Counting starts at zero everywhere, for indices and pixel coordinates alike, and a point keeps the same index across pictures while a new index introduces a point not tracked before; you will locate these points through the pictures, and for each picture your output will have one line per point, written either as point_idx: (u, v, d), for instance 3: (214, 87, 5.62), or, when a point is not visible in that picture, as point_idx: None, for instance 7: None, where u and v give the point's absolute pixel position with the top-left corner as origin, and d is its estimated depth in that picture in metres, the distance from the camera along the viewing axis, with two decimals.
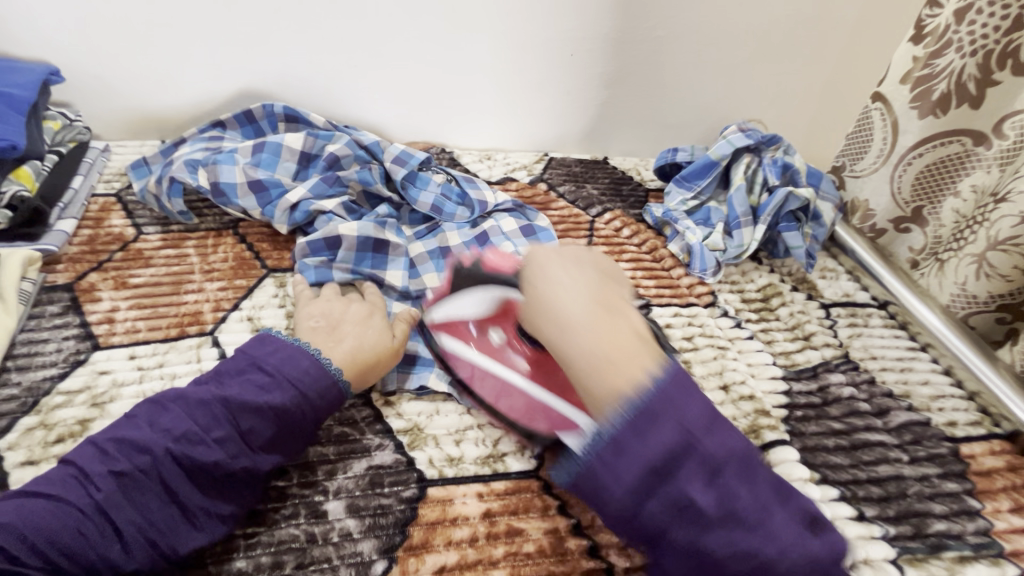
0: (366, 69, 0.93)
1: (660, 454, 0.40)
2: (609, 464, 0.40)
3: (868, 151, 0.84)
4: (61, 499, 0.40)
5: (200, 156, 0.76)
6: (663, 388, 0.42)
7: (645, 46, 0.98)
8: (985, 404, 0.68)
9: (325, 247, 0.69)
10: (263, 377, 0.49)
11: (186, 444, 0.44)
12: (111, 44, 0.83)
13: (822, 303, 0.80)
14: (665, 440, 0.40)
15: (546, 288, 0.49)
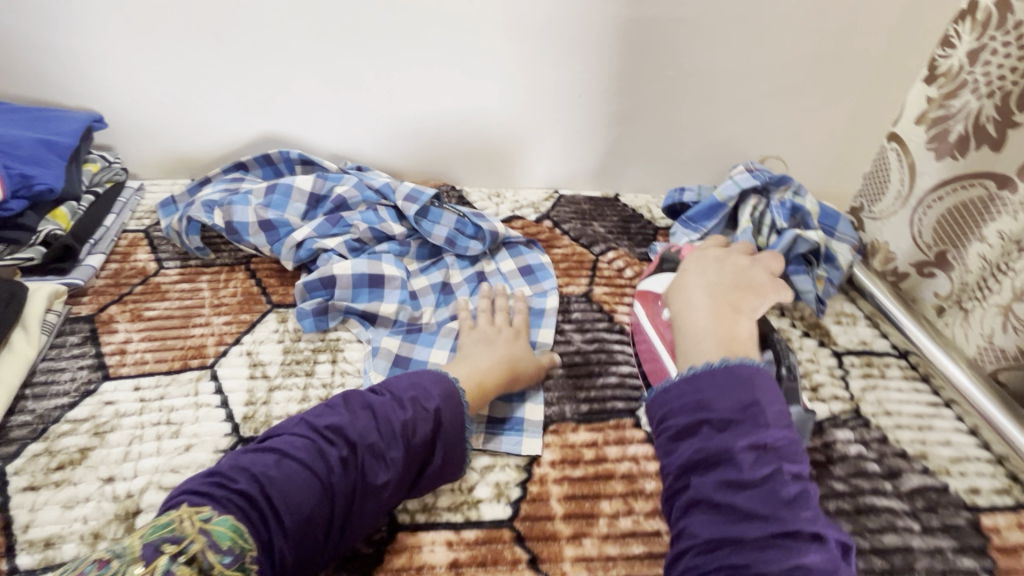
0: (381, 112, 0.98)
1: (742, 410, 0.46)
2: (679, 400, 0.49)
3: (884, 195, 0.81)
4: (297, 464, 0.46)
5: (218, 197, 0.80)
6: (758, 368, 0.49)
7: (653, 87, 0.99)
8: (1014, 469, 0.63)
9: (321, 286, 0.71)
10: (441, 410, 0.53)
11: (373, 453, 0.49)
12: (150, 93, 0.91)
13: (835, 350, 0.76)
14: (737, 420, 0.46)
15: (679, 288, 0.63)
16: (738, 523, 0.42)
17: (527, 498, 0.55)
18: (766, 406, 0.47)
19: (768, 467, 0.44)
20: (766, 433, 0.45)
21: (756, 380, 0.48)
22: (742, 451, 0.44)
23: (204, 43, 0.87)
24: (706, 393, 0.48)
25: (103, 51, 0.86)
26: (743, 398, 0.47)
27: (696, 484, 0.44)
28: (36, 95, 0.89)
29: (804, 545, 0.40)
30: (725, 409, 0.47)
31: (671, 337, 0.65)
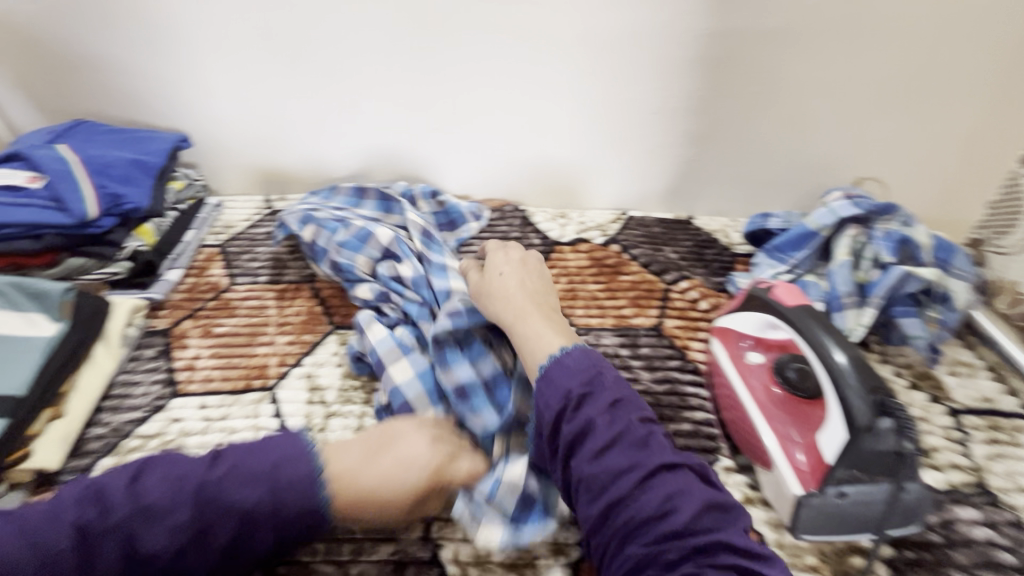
0: (448, 131, 0.97)
1: (585, 384, 0.45)
2: (551, 397, 0.45)
3: (1016, 226, 0.73)
4: (72, 522, 0.39)
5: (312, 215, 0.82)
6: (582, 353, 0.48)
7: (735, 104, 0.91)
8: None
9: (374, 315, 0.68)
10: (264, 472, 0.43)
11: (209, 495, 0.41)
12: (231, 114, 0.95)
13: (951, 407, 0.66)
14: (617, 401, 0.44)
15: (497, 280, 0.62)
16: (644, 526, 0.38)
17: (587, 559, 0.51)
18: (605, 385, 0.45)
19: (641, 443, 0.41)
20: (627, 405, 0.44)
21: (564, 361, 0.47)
22: (600, 419, 0.42)
23: (283, 66, 0.90)
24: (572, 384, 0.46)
25: (192, 74, 0.91)
26: (590, 381, 0.45)
27: (587, 498, 0.41)
28: (132, 117, 0.95)
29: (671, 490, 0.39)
30: (572, 387, 0.45)
31: (759, 387, 0.59)
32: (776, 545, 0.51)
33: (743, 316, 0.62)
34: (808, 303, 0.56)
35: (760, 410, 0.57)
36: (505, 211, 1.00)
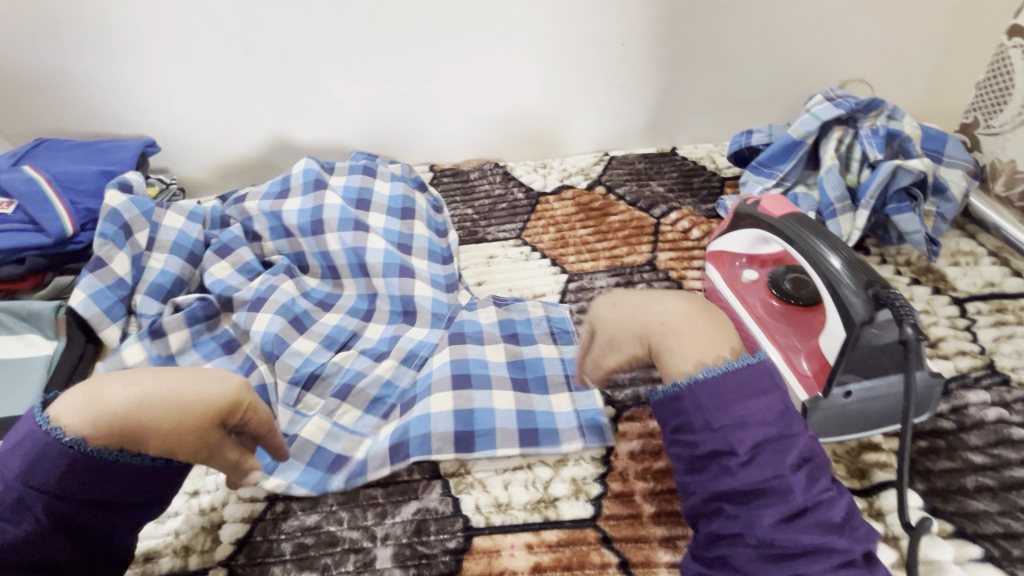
0: (414, 96, 0.94)
1: (780, 403, 0.37)
2: (726, 403, 0.37)
3: (1006, 104, 0.69)
4: None
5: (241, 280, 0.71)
6: (764, 364, 0.38)
7: (704, 21, 0.88)
8: None
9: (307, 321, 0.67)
10: None
11: None
12: (193, 111, 0.92)
13: (955, 297, 0.65)
14: (743, 434, 0.36)
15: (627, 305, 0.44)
16: (774, 565, 0.35)
17: (610, 494, 0.51)
18: (723, 409, 0.37)
19: (774, 467, 0.35)
20: (752, 433, 0.36)
21: (732, 380, 0.38)
22: (750, 433, 0.36)
23: (233, 50, 0.86)
24: (712, 407, 0.37)
25: (143, 74, 0.87)
26: (708, 402, 0.37)
27: (734, 514, 0.36)
28: (95, 128, 0.93)
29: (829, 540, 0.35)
30: (703, 431, 0.38)
31: (757, 303, 0.58)
32: None
33: (734, 234, 0.60)
34: (795, 211, 0.55)
35: (761, 324, 0.56)
36: (486, 169, 0.98)
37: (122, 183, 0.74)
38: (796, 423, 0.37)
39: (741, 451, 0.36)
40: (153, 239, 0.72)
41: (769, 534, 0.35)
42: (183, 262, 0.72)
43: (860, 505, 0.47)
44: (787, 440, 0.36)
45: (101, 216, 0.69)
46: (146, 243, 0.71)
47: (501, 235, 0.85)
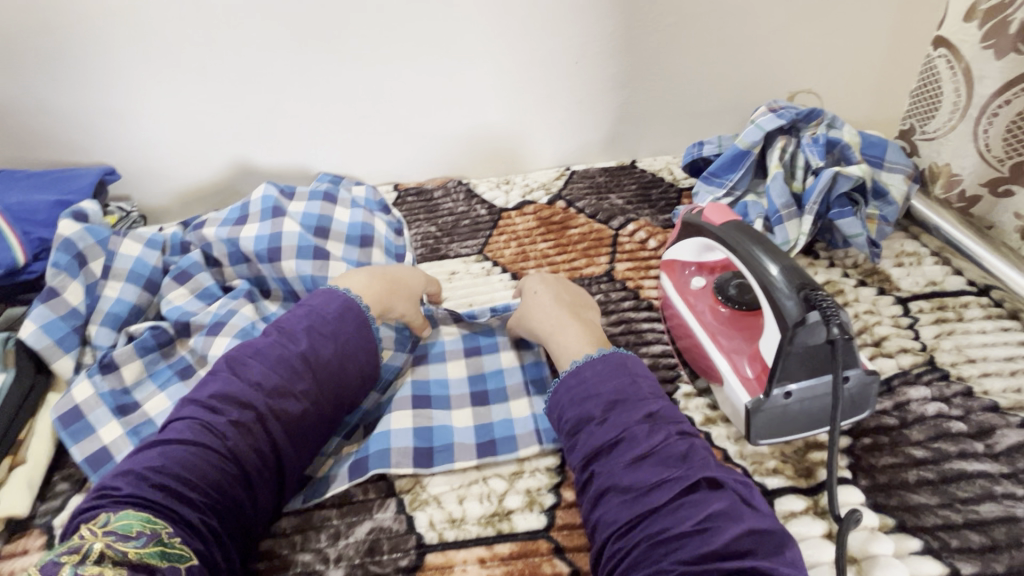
0: (375, 117, 0.95)
1: (622, 378, 0.50)
2: (581, 386, 0.50)
3: (937, 111, 0.71)
4: None
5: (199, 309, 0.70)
6: (612, 353, 0.52)
7: (653, 38, 0.91)
8: None
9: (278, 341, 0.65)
10: None
11: None
12: (154, 138, 0.93)
13: (898, 297, 0.67)
14: (598, 404, 0.48)
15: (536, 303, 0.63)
16: (637, 502, 0.42)
17: (563, 504, 0.51)
18: (584, 386, 0.50)
19: (620, 424, 0.46)
20: (607, 397, 0.48)
21: (586, 369, 0.51)
22: (601, 402, 0.48)
23: (192, 77, 0.87)
24: (575, 390, 0.51)
25: (101, 103, 0.88)
26: (575, 385, 0.51)
27: (603, 472, 0.45)
28: (54, 158, 0.93)
29: (672, 470, 0.43)
30: (568, 411, 0.50)
31: (705, 310, 0.59)
32: (739, 456, 0.53)
33: (680, 243, 0.62)
34: (736, 219, 0.56)
35: (706, 329, 0.57)
36: (450, 186, 0.99)
37: (78, 212, 0.73)
38: (646, 392, 0.49)
39: (595, 413, 0.48)
40: (109, 267, 0.71)
41: (627, 479, 0.43)
42: (140, 290, 0.71)
43: (805, 504, 0.48)
44: (632, 403, 0.48)
45: (54, 246, 0.68)
46: (101, 272, 0.70)
47: (463, 251, 0.86)
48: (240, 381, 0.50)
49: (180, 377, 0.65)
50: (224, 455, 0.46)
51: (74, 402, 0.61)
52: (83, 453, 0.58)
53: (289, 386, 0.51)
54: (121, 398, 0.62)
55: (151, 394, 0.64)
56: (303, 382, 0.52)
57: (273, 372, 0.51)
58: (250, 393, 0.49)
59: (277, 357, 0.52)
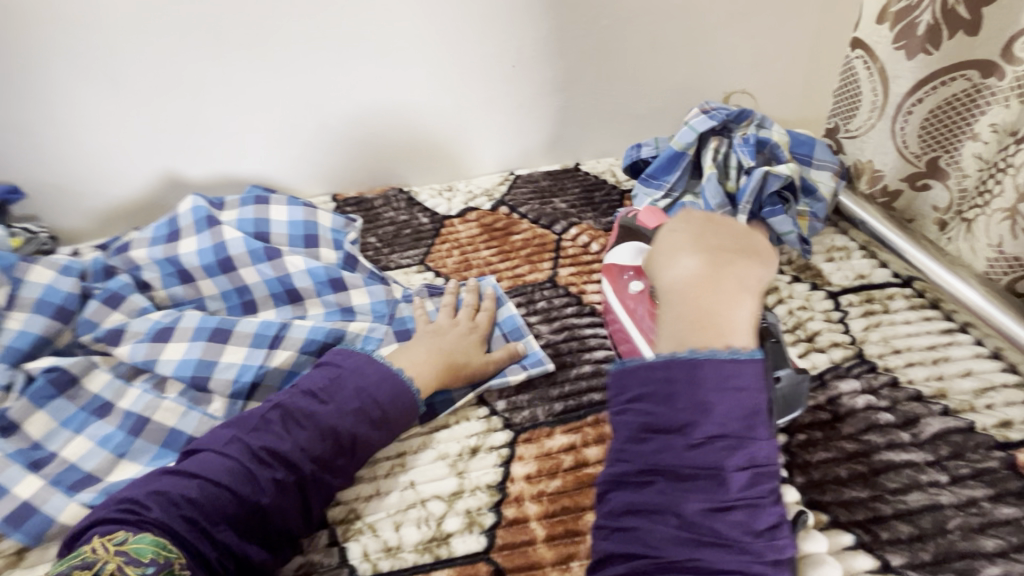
0: (307, 124, 0.91)
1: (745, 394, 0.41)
2: (695, 382, 0.41)
3: (857, 111, 0.74)
4: None
5: (119, 336, 0.65)
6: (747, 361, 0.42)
7: (588, 40, 0.90)
8: (1014, 361, 0.59)
9: (206, 361, 0.62)
10: None
11: None
12: (59, 153, 0.85)
13: (830, 291, 0.69)
14: (701, 420, 0.40)
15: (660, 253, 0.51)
16: (690, 545, 0.37)
17: (503, 523, 0.49)
18: (692, 392, 0.41)
19: (716, 458, 0.39)
20: (713, 422, 0.39)
21: (707, 367, 0.41)
22: (708, 420, 0.40)
23: (101, 88, 0.81)
24: (660, 393, 0.41)
25: None
26: (675, 385, 0.41)
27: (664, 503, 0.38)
28: None
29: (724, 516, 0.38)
30: (653, 404, 0.41)
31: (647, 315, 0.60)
32: None
33: (618, 250, 0.65)
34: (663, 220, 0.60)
35: (639, 329, 0.60)
36: (390, 195, 0.96)
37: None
38: (759, 425, 0.40)
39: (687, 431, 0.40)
40: (13, 297, 0.65)
41: (697, 523, 0.37)
42: (49, 319, 0.66)
43: None
44: (743, 439, 0.39)
45: None
46: (6, 302, 0.65)
47: (403, 262, 0.83)
48: (283, 437, 0.49)
49: (99, 415, 0.61)
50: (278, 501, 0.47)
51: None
52: None
53: (372, 426, 0.52)
54: (32, 452, 0.57)
55: (67, 439, 0.59)
56: (361, 433, 0.52)
57: (318, 439, 0.50)
58: (344, 417, 0.51)
59: (327, 424, 0.51)
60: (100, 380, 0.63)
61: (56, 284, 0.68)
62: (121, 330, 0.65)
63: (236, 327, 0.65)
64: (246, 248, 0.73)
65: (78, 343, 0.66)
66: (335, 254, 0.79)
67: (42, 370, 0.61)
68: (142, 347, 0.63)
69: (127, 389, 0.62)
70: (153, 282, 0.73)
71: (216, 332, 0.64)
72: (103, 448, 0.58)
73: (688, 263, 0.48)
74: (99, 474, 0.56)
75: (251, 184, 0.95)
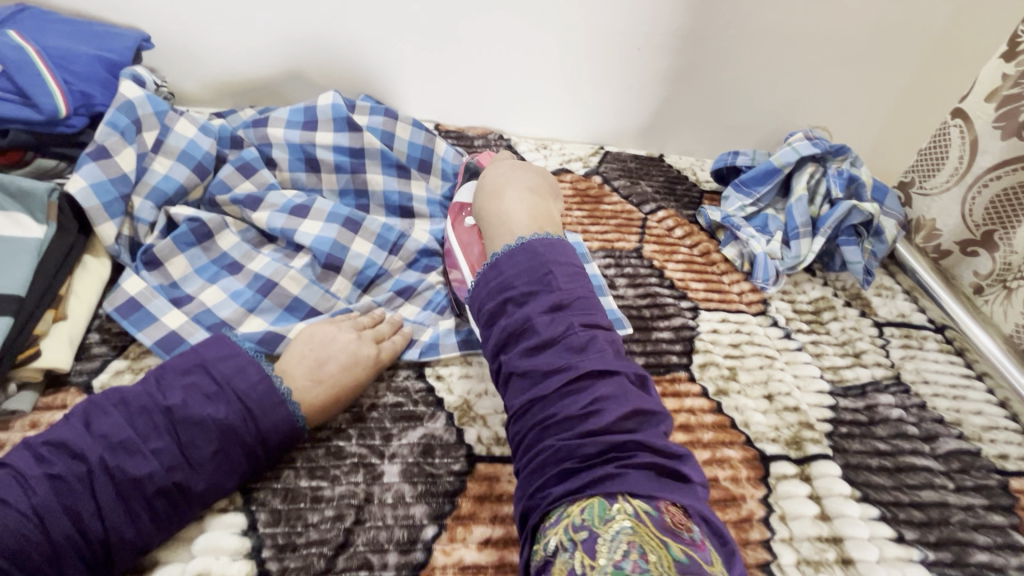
0: (432, 52, 0.94)
1: (540, 282, 0.54)
2: (489, 281, 0.57)
3: (938, 172, 0.82)
4: None
5: (257, 205, 0.69)
6: (548, 244, 0.58)
7: (712, 45, 0.96)
8: (1016, 412, 0.70)
9: (335, 246, 0.67)
10: None
11: None
12: (197, 15, 0.87)
13: (876, 321, 0.79)
14: (519, 299, 0.54)
15: (499, 176, 0.71)
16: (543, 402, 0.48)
17: None
18: (510, 281, 0.55)
19: (550, 330, 0.51)
20: (545, 294, 0.53)
21: (519, 252, 0.57)
22: (536, 317, 0.52)
23: None
24: (492, 283, 0.56)
25: None
26: (500, 273, 0.56)
27: (510, 360, 0.51)
28: (80, 8, 0.85)
29: (596, 386, 0.47)
30: (486, 299, 0.56)
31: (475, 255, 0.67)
32: (744, 426, 0.61)
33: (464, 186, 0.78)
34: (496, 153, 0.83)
35: (467, 280, 0.65)
36: (490, 138, 1.01)
37: (135, 78, 0.71)
38: (557, 283, 0.55)
39: (512, 298, 0.54)
40: (160, 142, 0.68)
41: (544, 385, 0.48)
42: (190, 172, 0.69)
43: (795, 469, 0.58)
44: (547, 292, 0.54)
45: (112, 106, 0.65)
46: (153, 145, 0.67)
47: None
48: (196, 375, 0.49)
49: (229, 271, 0.65)
50: (274, 400, 0.50)
51: (129, 294, 0.59)
52: (150, 338, 0.58)
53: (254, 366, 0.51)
54: (172, 290, 0.62)
55: (201, 286, 0.63)
56: (245, 374, 0.50)
57: (210, 375, 0.49)
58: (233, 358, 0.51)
59: (216, 359, 0.50)
60: (229, 241, 0.67)
61: (197, 139, 0.70)
62: (259, 199, 0.69)
63: (364, 221, 0.70)
64: (381, 157, 0.77)
65: (209, 200, 0.70)
66: (444, 181, 0.84)
67: (185, 219, 0.65)
68: (280, 219, 0.68)
69: (255, 255, 0.67)
70: (279, 161, 0.76)
71: (348, 222, 0.69)
72: (234, 301, 0.62)
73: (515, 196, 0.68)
74: (234, 323, 0.61)
75: (363, 94, 0.98)
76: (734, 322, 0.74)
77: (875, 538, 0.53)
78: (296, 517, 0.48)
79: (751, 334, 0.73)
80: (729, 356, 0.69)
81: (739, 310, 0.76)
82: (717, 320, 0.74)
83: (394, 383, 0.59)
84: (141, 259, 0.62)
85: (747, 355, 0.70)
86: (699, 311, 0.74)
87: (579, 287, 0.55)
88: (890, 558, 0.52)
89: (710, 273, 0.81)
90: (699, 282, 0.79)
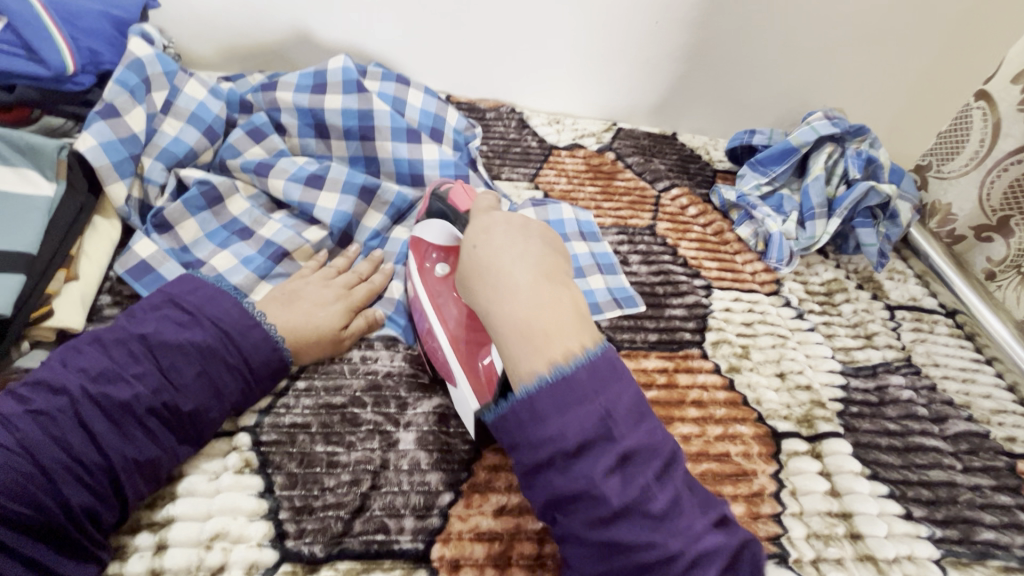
0: (445, 19, 0.92)
1: (602, 423, 0.39)
2: (524, 425, 0.40)
3: (957, 156, 0.82)
4: None
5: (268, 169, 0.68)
6: (595, 361, 0.41)
7: (732, 19, 0.93)
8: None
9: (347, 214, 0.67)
10: None
11: None
12: None
13: (887, 304, 0.79)
14: (558, 442, 0.38)
15: (484, 248, 0.48)
16: (604, 559, 0.38)
17: None
18: (541, 428, 0.39)
19: (615, 494, 0.38)
20: (615, 446, 0.38)
21: (543, 401, 0.40)
22: (592, 471, 0.38)
23: None
24: (523, 421, 0.40)
25: None
26: (528, 417, 0.40)
27: (563, 523, 0.40)
28: None
29: (680, 563, 0.36)
30: (522, 449, 0.40)
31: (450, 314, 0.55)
32: (755, 403, 0.61)
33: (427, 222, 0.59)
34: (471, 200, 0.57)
35: (436, 313, 0.56)
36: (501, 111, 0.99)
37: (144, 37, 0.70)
38: (617, 426, 0.39)
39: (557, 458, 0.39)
40: (169, 103, 0.66)
41: (602, 538, 0.38)
42: (200, 134, 0.67)
43: (807, 446, 0.58)
44: (609, 443, 0.38)
45: (121, 63, 0.64)
46: (162, 105, 0.66)
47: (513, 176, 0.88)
48: (166, 312, 0.49)
49: (240, 237, 0.64)
50: (248, 322, 0.51)
51: (140, 256, 0.59)
52: None
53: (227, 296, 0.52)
54: (183, 255, 0.62)
55: (212, 251, 0.63)
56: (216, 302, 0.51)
57: (180, 309, 0.50)
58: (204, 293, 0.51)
59: (184, 296, 0.51)
60: (239, 206, 0.66)
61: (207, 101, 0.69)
62: (270, 164, 0.68)
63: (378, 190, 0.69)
64: (390, 124, 0.75)
65: (219, 164, 0.69)
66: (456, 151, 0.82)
67: (195, 182, 0.64)
68: (291, 185, 0.67)
69: (265, 221, 0.66)
70: (289, 127, 0.75)
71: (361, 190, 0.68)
72: (245, 267, 0.62)
73: (504, 236, 0.49)
74: (244, 290, 0.60)
75: (372, 62, 0.95)
76: (747, 302, 0.74)
77: (884, 514, 0.54)
78: (311, 481, 0.48)
79: (764, 314, 0.72)
80: (741, 335, 0.69)
81: (752, 290, 0.75)
82: (729, 299, 0.73)
83: (408, 352, 0.59)
84: (151, 221, 0.62)
85: (759, 334, 0.69)
86: (712, 290, 0.74)
87: (655, 432, 0.40)
88: (899, 534, 0.53)
89: (723, 252, 0.80)
90: (712, 261, 0.78)
